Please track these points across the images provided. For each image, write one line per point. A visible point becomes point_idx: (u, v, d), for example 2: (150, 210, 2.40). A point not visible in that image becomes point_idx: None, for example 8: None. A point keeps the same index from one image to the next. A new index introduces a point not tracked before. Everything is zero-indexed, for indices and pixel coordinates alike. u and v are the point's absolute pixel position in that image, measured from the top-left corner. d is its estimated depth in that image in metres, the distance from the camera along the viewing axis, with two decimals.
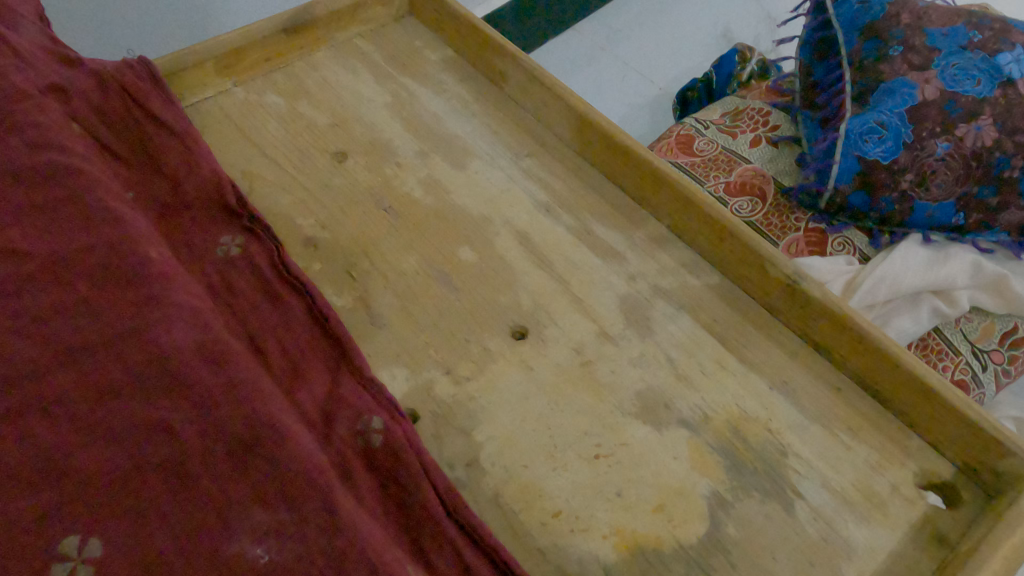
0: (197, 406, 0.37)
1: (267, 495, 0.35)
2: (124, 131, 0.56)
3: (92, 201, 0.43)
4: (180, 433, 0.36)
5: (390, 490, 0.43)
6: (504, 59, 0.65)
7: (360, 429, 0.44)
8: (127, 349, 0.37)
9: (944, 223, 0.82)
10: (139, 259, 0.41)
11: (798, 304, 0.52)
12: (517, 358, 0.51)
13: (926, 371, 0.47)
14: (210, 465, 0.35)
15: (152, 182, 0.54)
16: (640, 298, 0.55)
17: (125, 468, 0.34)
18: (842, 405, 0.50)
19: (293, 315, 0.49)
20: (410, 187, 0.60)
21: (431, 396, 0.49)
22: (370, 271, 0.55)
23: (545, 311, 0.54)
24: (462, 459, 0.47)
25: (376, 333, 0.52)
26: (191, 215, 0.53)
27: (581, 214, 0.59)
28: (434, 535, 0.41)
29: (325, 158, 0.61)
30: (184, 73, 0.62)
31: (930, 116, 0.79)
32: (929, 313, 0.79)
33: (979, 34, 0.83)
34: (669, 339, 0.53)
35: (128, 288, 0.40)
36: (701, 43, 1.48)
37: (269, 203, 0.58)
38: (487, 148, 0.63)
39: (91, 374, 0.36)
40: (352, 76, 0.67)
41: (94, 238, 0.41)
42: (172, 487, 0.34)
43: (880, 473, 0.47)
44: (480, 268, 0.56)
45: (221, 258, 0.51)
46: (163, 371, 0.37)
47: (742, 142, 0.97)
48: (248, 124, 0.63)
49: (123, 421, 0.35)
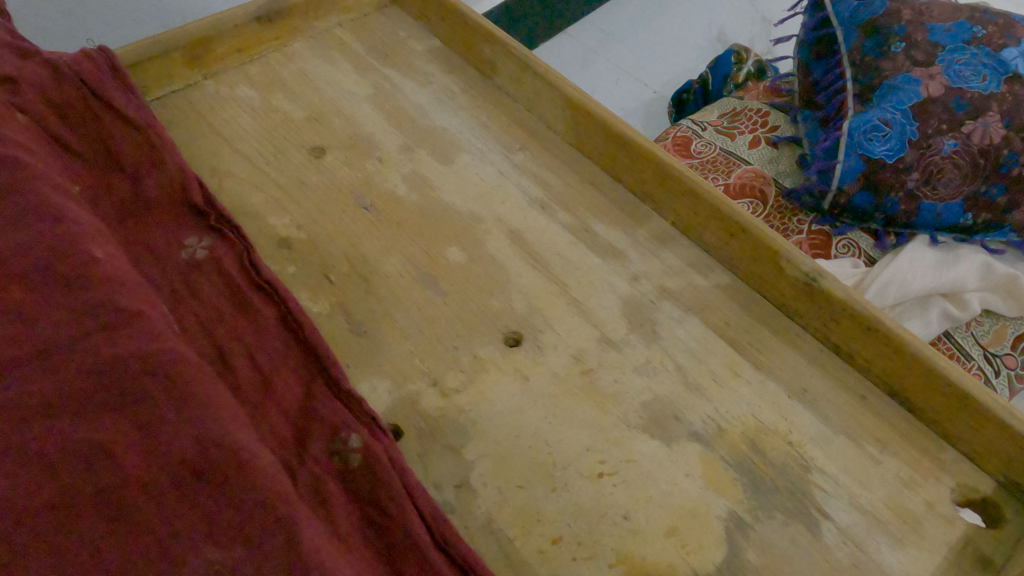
0: (142, 426, 0.32)
1: (224, 527, 0.31)
2: (81, 125, 0.51)
3: (30, 194, 0.38)
4: (122, 458, 0.31)
5: (369, 517, 0.38)
6: (493, 48, 0.61)
7: (336, 448, 0.40)
8: (64, 362, 0.33)
9: (952, 223, 0.77)
10: (83, 258, 0.37)
11: (817, 304, 0.47)
12: (511, 367, 0.46)
13: (961, 376, 0.42)
14: (156, 494, 0.31)
15: (109, 179, 0.50)
16: (644, 300, 0.50)
17: (54, 500, 0.29)
18: (867, 414, 0.46)
19: (263, 323, 0.45)
20: (393, 183, 0.56)
21: (415, 409, 0.44)
22: (349, 274, 0.50)
23: (541, 315, 0.49)
24: (451, 480, 0.42)
25: (356, 342, 0.47)
26: (151, 215, 0.49)
27: (578, 211, 0.55)
28: (419, 567, 0.37)
29: (301, 154, 0.57)
30: (149, 64, 0.58)
31: (935, 113, 0.75)
32: (940, 317, 0.74)
33: (983, 29, 0.79)
34: (677, 344, 0.48)
35: (68, 291, 0.35)
36: (697, 45, 1.44)
37: (239, 203, 0.53)
38: (476, 142, 0.59)
39: (20, 391, 0.31)
40: (331, 68, 0.63)
41: (32, 236, 0.36)
42: (110, 521, 0.29)
43: (913, 489, 0.43)
44: (470, 269, 0.51)
45: (184, 261, 0.47)
46: (104, 388, 0.32)
47: (742, 142, 0.93)
48: (219, 119, 0.58)
49: (54, 445, 0.30)
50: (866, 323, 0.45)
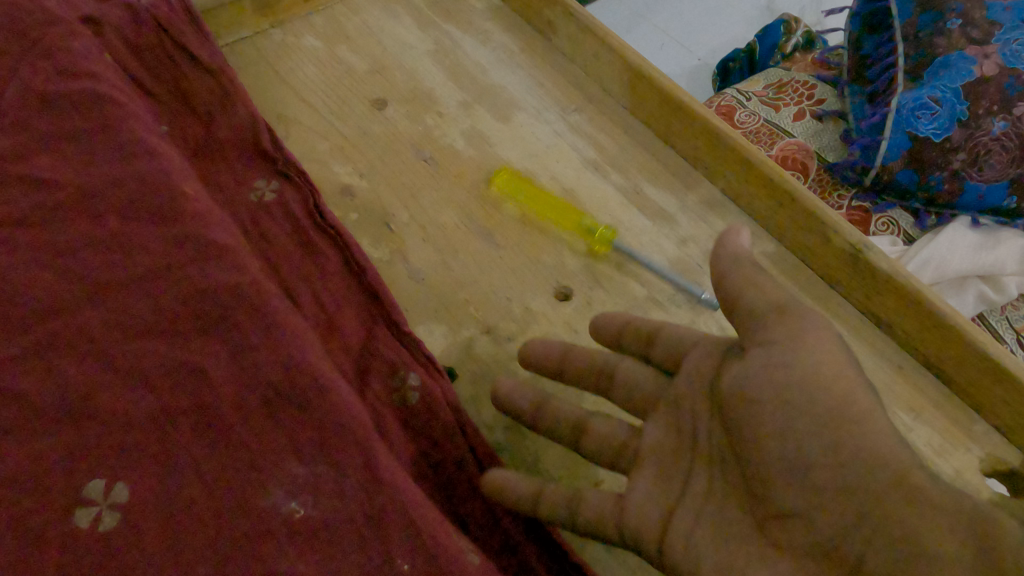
0: (233, 352, 0.35)
1: (307, 448, 0.33)
2: (154, 66, 0.52)
3: (126, 131, 0.41)
4: (213, 377, 0.34)
5: (424, 450, 0.40)
6: (552, 7, 0.61)
7: (395, 386, 0.42)
8: (159, 291, 0.36)
9: (994, 206, 0.76)
10: (174, 195, 0.39)
11: (862, 276, 0.49)
12: (561, 319, 0.49)
13: (998, 351, 0.43)
14: (246, 412, 0.33)
15: (180, 117, 0.51)
16: (692, 210, 0.55)
17: (151, 414, 0.32)
18: (904, 383, 0.47)
19: (327, 263, 0.46)
20: (452, 138, 0.57)
21: (470, 355, 0.47)
22: (408, 223, 0.53)
23: (590, 272, 0.51)
24: (501, 423, 0.45)
25: (415, 289, 0.50)
26: (222, 155, 0.50)
27: (630, 174, 0.56)
28: (476, 495, 0.40)
29: (363, 106, 0.58)
30: (223, 10, 0.60)
31: (987, 94, 0.73)
32: (974, 298, 0.75)
33: None
34: (693, 234, 0.53)
35: (163, 225, 0.38)
36: (744, 13, 1.41)
37: (305, 150, 0.56)
38: (533, 101, 0.60)
39: (120, 314, 0.35)
40: (393, 21, 0.64)
41: (126, 173, 0.40)
42: (202, 433, 0.32)
43: (943, 458, 0.44)
44: (524, 224, 0.53)
45: (254, 203, 0.48)
46: (197, 315, 0.35)
47: (787, 114, 0.91)
48: (285, 68, 0.60)
49: (155, 363, 0.34)
50: (898, 286, 0.46)
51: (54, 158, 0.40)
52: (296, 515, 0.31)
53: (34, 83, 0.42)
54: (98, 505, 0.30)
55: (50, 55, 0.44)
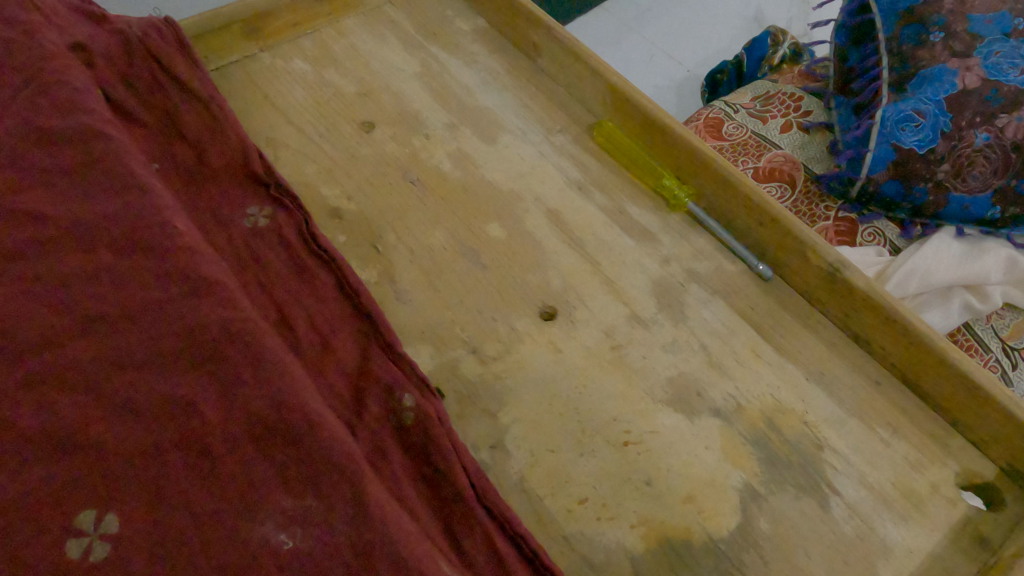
0: (225, 385, 0.36)
1: (296, 483, 0.34)
2: (144, 94, 0.53)
3: (117, 164, 0.42)
4: (204, 411, 0.35)
5: (411, 472, 0.41)
6: (536, 30, 0.62)
7: (392, 407, 0.43)
8: (150, 325, 0.37)
9: (978, 216, 0.76)
10: (164, 227, 0.40)
11: (839, 294, 0.50)
12: (546, 338, 0.49)
13: (973, 367, 0.44)
14: (237, 446, 0.34)
15: (170, 144, 0.52)
16: (675, 229, 0.56)
17: (143, 448, 0.33)
18: (882, 398, 0.48)
19: (316, 287, 0.47)
20: (438, 160, 0.58)
21: (456, 374, 0.48)
22: (395, 245, 0.53)
23: (575, 292, 0.52)
24: (487, 441, 0.45)
25: (403, 310, 0.50)
26: (212, 181, 0.51)
27: (614, 194, 0.57)
28: (466, 514, 0.40)
29: (352, 128, 0.59)
30: (212, 35, 0.61)
31: (969, 106, 0.73)
32: (960, 308, 0.75)
33: None
34: (677, 254, 0.54)
35: (155, 257, 0.39)
36: (732, 25, 1.42)
37: (294, 173, 0.56)
38: (518, 122, 0.61)
39: (112, 347, 0.36)
40: (380, 43, 0.65)
41: (117, 208, 0.41)
42: (193, 467, 0.33)
43: (918, 471, 0.45)
44: (509, 245, 0.54)
45: (247, 229, 0.49)
46: (190, 348, 0.36)
47: (773, 126, 0.92)
48: (274, 92, 0.61)
49: (148, 397, 0.35)
50: (876, 305, 0.47)
51: (46, 192, 0.41)
52: (285, 547, 0.33)
53: (26, 118, 0.43)
54: (88, 536, 0.30)
55: (42, 89, 0.45)
